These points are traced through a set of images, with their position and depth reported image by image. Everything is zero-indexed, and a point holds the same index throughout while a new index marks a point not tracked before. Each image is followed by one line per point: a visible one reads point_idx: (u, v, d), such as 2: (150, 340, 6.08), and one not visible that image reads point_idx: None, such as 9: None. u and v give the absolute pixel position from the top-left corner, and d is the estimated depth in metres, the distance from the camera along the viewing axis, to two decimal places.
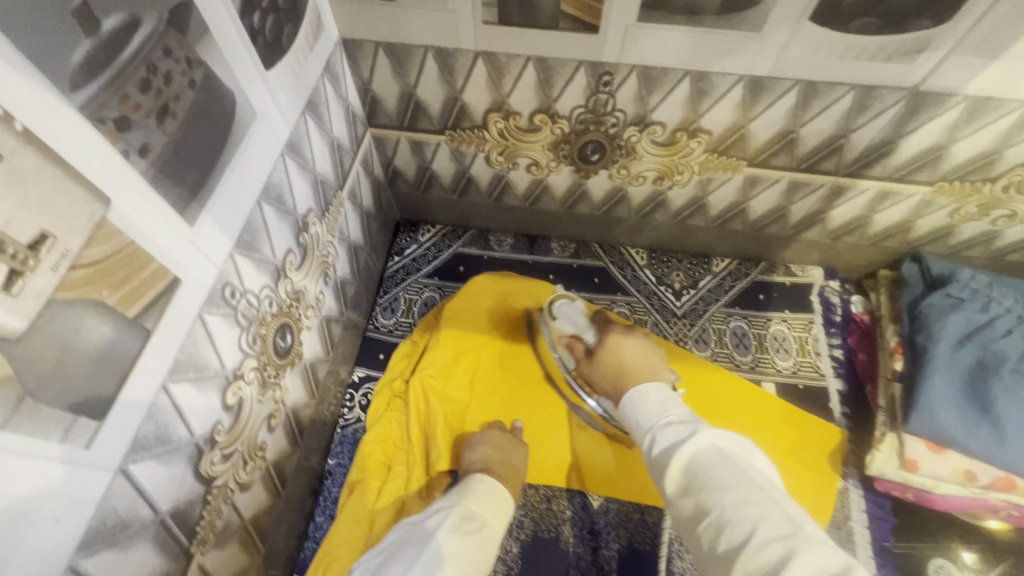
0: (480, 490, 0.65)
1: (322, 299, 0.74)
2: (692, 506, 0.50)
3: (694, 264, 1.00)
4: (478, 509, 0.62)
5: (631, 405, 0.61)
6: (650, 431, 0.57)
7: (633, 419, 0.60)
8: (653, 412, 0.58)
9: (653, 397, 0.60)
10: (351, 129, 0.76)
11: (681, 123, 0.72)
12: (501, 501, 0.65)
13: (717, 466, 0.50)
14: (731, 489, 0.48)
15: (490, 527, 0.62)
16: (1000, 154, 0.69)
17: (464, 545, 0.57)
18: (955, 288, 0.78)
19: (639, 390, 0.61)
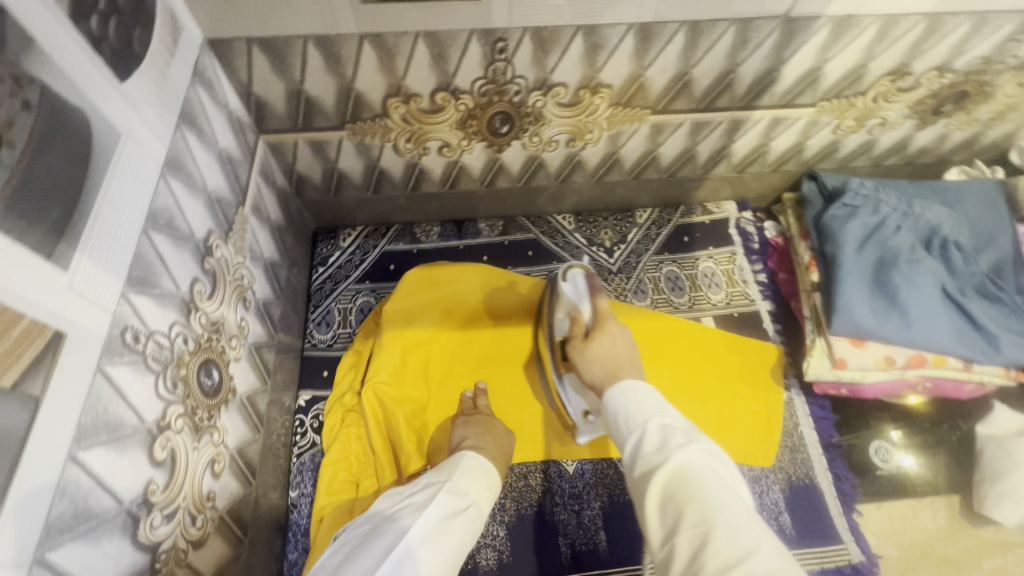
0: (471, 467, 0.64)
1: (245, 325, 0.68)
2: (674, 517, 0.48)
3: (620, 219, 1.03)
4: (468, 486, 0.61)
5: (624, 400, 0.60)
6: (642, 429, 0.56)
7: (624, 415, 0.59)
8: (648, 411, 0.58)
9: (648, 398, 0.59)
10: (240, 139, 0.70)
11: (582, 81, 0.72)
12: (489, 479, 0.64)
13: (708, 482, 0.48)
14: (724, 510, 0.46)
15: (479, 506, 0.61)
16: (867, 68, 0.75)
17: (457, 524, 0.57)
18: (849, 198, 0.86)
19: (634, 385, 0.62)
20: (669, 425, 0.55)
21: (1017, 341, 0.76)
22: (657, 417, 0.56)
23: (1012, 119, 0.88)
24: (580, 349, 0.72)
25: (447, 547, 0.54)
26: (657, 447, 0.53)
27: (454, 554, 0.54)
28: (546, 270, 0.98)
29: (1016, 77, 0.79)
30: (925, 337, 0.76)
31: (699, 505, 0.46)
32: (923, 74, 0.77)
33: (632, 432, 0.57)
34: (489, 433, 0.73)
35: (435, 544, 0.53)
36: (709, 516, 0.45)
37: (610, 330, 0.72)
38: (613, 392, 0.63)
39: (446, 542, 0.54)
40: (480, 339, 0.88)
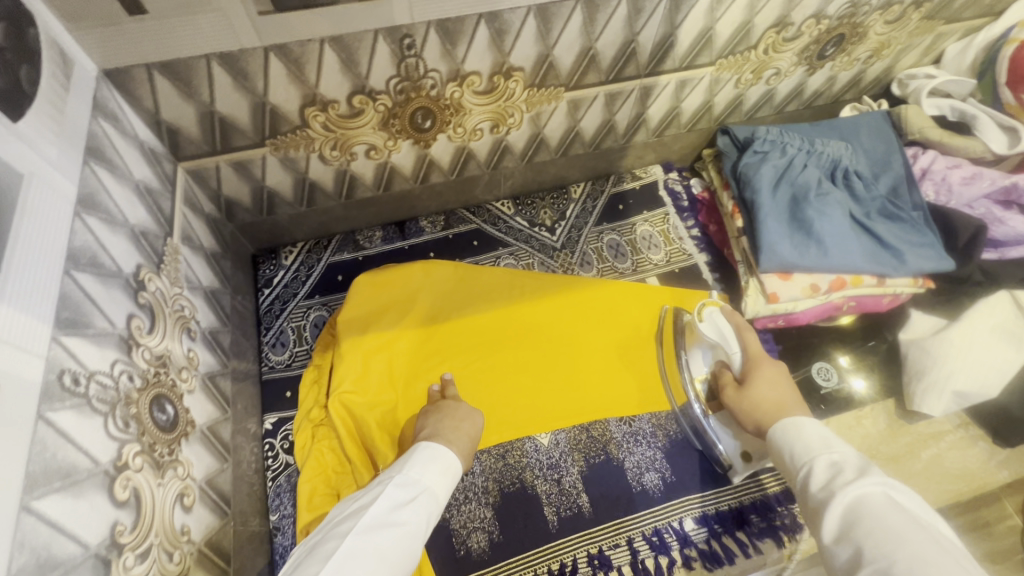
0: (424, 457, 0.65)
1: (194, 356, 0.66)
2: (854, 548, 0.48)
3: (556, 198, 1.06)
4: (419, 474, 0.62)
5: (787, 437, 0.63)
6: (807, 463, 0.58)
7: (791, 452, 0.61)
8: (813, 448, 0.59)
9: (807, 434, 0.61)
10: (157, 169, 0.68)
11: (494, 68, 0.75)
12: (444, 466, 0.65)
13: (887, 516, 0.48)
14: (908, 543, 0.45)
15: (432, 495, 0.62)
16: (752, 23, 0.81)
17: (404, 514, 0.58)
18: (758, 144, 0.93)
19: (801, 421, 0.63)
20: (837, 461, 0.56)
21: (922, 252, 0.84)
22: (824, 453, 0.58)
23: (887, 55, 0.98)
24: (733, 395, 0.75)
25: (391, 538, 0.55)
26: (827, 482, 0.55)
27: (404, 544, 0.55)
28: (494, 257, 1.01)
29: (882, 16, 0.88)
30: (840, 260, 0.82)
31: (879, 537, 0.47)
32: (803, 23, 0.84)
33: (801, 467, 0.59)
34: (454, 423, 0.74)
35: (379, 535, 0.55)
36: (890, 550, 0.45)
37: (764, 373, 0.73)
38: (777, 428, 0.65)
39: (392, 532, 0.55)
40: (459, 333, 0.92)
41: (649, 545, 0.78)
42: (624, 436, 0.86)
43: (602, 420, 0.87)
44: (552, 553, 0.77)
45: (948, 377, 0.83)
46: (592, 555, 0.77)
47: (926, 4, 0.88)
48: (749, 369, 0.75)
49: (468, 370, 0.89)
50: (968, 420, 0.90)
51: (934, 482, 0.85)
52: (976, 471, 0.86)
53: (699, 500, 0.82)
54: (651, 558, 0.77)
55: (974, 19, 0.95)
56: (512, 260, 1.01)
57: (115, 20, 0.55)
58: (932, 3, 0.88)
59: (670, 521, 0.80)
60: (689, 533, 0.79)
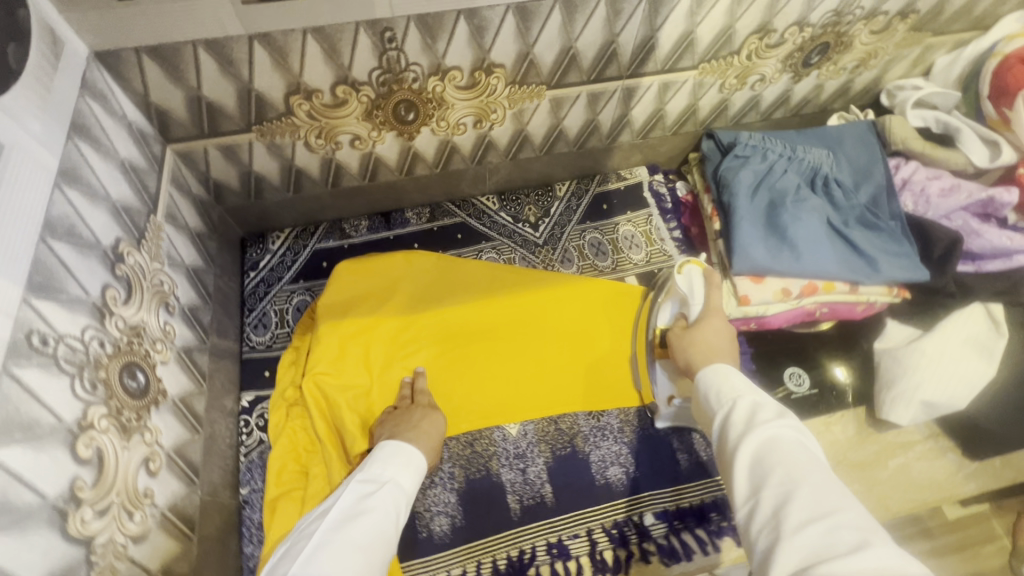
0: (385, 453, 0.69)
1: (171, 329, 0.69)
2: (761, 478, 0.50)
3: (541, 195, 1.08)
4: (380, 470, 0.66)
5: (714, 377, 0.63)
6: (730, 402, 0.59)
7: (715, 390, 0.62)
8: (738, 389, 0.60)
9: (732, 378, 0.62)
10: (144, 150, 0.71)
11: (475, 63, 0.77)
12: (407, 458, 0.69)
13: (793, 452, 0.51)
14: (810, 474, 0.49)
15: (397, 483, 0.65)
16: (734, 28, 0.82)
17: (370, 503, 0.61)
18: (740, 149, 0.94)
19: (728, 368, 0.64)
20: (757, 401, 0.58)
21: (896, 261, 0.85)
22: (748, 394, 0.59)
23: (874, 65, 0.98)
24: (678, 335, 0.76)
25: (362, 524, 0.57)
26: (746, 418, 0.56)
27: (375, 527, 0.57)
28: (476, 251, 1.03)
29: (867, 26, 0.88)
30: (812, 266, 0.83)
31: (788, 468, 0.49)
32: (786, 30, 0.85)
33: (721, 408, 0.60)
34: (408, 425, 0.78)
35: (350, 524, 0.57)
36: (797, 478, 0.48)
37: (713, 325, 0.74)
38: (706, 370, 0.65)
39: (363, 518, 0.58)
40: (436, 323, 0.94)
41: (608, 537, 0.79)
42: (592, 430, 0.87)
43: (570, 414, 0.88)
44: (512, 540, 0.79)
45: (913, 386, 0.83)
46: (551, 544, 0.79)
47: (913, 16, 0.89)
48: (701, 319, 0.76)
49: (442, 358, 0.91)
50: (938, 431, 0.90)
51: (898, 490, 0.85)
52: (942, 482, 0.86)
53: (661, 496, 0.83)
54: (610, 550, 0.79)
55: (962, 32, 0.95)
56: (493, 254, 1.03)
57: (104, 4, 0.58)
58: (919, 14, 0.89)
59: (631, 515, 0.81)
60: (649, 527, 0.80)
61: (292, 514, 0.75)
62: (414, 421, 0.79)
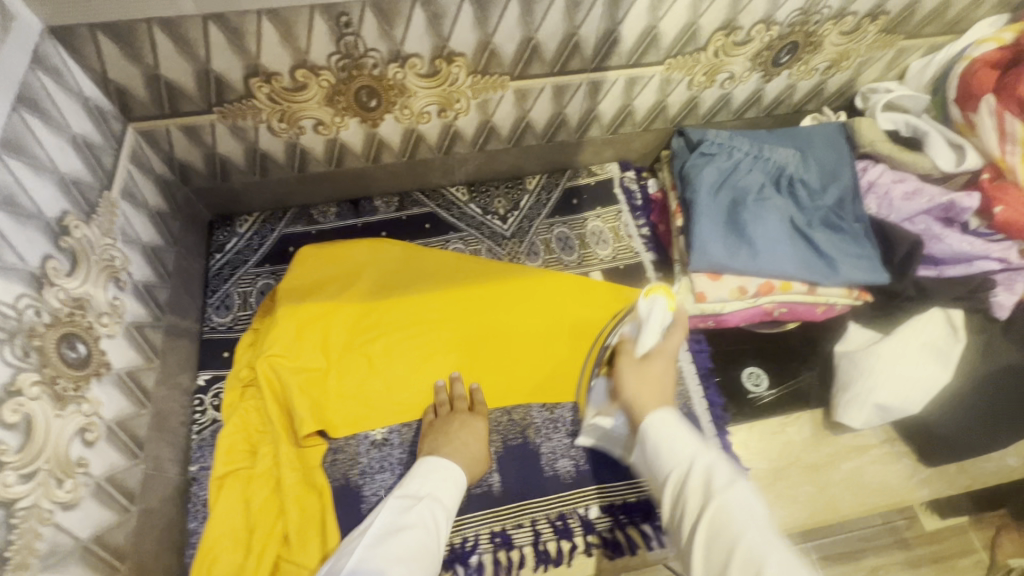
0: (423, 469, 0.74)
1: (120, 305, 0.70)
2: (721, 555, 0.49)
3: (510, 187, 1.08)
4: (418, 486, 0.71)
5: (661, 429, 0.59)
6: (686, 463, 0.56)
7: (666, 445, 0.58)
8: (691, 448, 0.57)
9: (683, 434, 0.59)
10: (102, 127, 0.72)
11: (435, 51, 0.77)
12: (445, 474, 0.74)
13: (749, 525, 0.49)
14: (772, 550, 0.47)
15: (436, 499, 0.70)
16: (698, 24, 0.82)
17: (409, 517, 0.66)
18: (706, 146, 0.94)
19: (676, 421, 0.60)
20: (712, 463, 0.55)
21: (856, 263, 0.84)
22: (701, 455, 0.56)
23: (847, 67, 0.98)
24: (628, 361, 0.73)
25: (401, 537, 0.63)
26: (701, 486, 0.53)
27: (415, 541, 0.63)
28: (443, 241, 1.03)
29: (836, 26, 0.88)
30: (770, 265, 0.83)
31: (746, 544, 0.48)
32: (752, 28, 0.85)
33: (674, 468, 0.56)
34: (445, 437, 0.80)
35: (390, 540, 0.63)
36: (758, 558, 0.47)
37: (664, 367, 0.71)
38: (653, 418, 0.61)
39: (402, 533, 0.64)
40: (397, 311, 0.94)
41: (553, 529, 0.80)
42: (545, 423, 0.88)
43: (524, 406, 0.89)
44: (456, 527, 0.79)
45: (871, 389, 0.83)
46: (495, 532, 0.79)
47: (883, 17, 0.88)
48: (654, 356, 0.72)
49: (402, 346, 0.92)
50: (894, 436, 0.89)
51: (849, 493, 0.85)
52: (894, 487, 0.86)
53: (608, 490, 0.83)
54: (553, 541, 0.79)
55: (935, 35, 0.94)
56: (460, 245, 1.03)
57: None
58: (888, 16, 0.88)
59: (576, 507, 0.81)
60: (593, 520, 0.81)
61: (238, 492, 0.76)
62: (451, 434, 0.80)
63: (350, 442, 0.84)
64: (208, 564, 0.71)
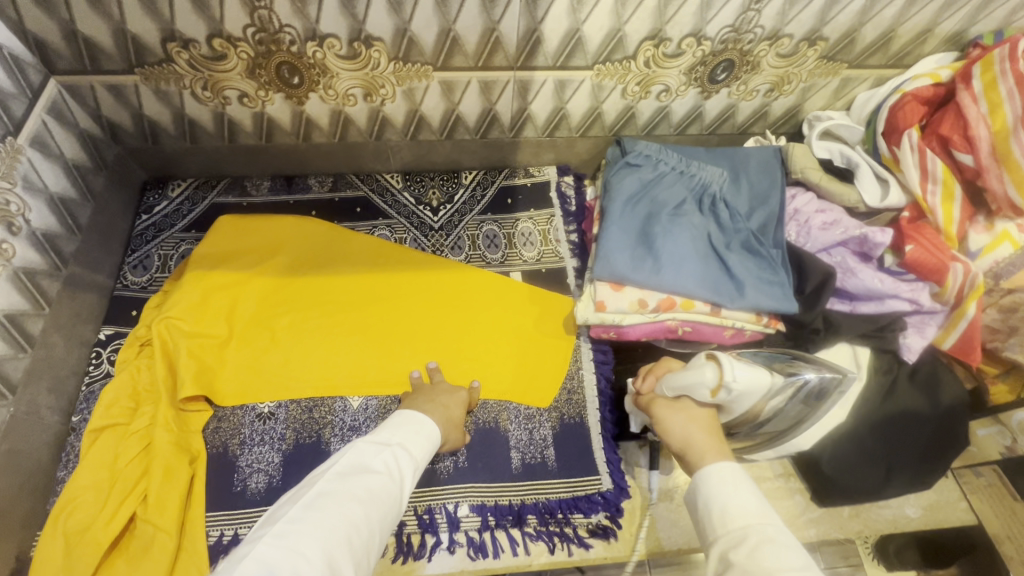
0: (398, 420, 0.71)
1: (8, 248, 0.72)
2: None
3: (446, 180, 1.08)
4: (390, 433, 0.68)
5: (717, 485, 0.58)
6: (743, 532, 0.53)
7: (719, 508, 0.56)
8: (749, 518, 0.54)
9: (744, 501, 0.56)
10: (16, 76, 0.74)
11: (352, 34, 0.78)
12: (418, 426, 0.70)
13: None
14: None
15: (403, 447, 0.66)
16: (624, 31, 0.82)
17: (374, 461, 0.63)
18: (633, 157, 0.93)
19: (736, 480, 0.58)
20: (770, 538, 0.51)
21: (764, 288, 0.82)
22: (758, 524, 0.53)
23: (790, 91, 0.96)
24: (670, 405, 0.69)
25: (364, 480, 0.60)
26: (748, 554, 0.51)
27: (377, 485, 0.60)
28: (371, 226, 1.03)
29: (771, 48, 0.86)
30: (672, 280, 0.81)
31: None
32: (681, 41, 0.84)
33: (724, 533, 0.54)
34: (429, 398, 0.79)
35: (352, 480, 0.59)
36: None
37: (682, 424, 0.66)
38: (707, 472, 0.59)
39: (364, 476, 0.60)
40: (310, 287, 0.95)
41: (418, 523, 0.78)
42: None
43: None
44: None
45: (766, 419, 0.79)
46: None
47: (821, 43, 0.86)
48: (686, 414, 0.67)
49: (309, 322, 0.92)
50: (791, 471, 0.86)
51: None
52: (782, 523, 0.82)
53: (481, 489, 0.81)
54: (417, 535, 0.77)
55: (881, 67, 0.92)
56: (386, 232, 1.02)
57: None
58: (825, 43, 0.86)
59: (444, 503, 0.79)
60: (461, 518, 0.79)
61: (110, 447, 0.77)
62: (436, 396, 0.80)
63: (235, 411, 0.84)
64: (66, 513, 0.72)
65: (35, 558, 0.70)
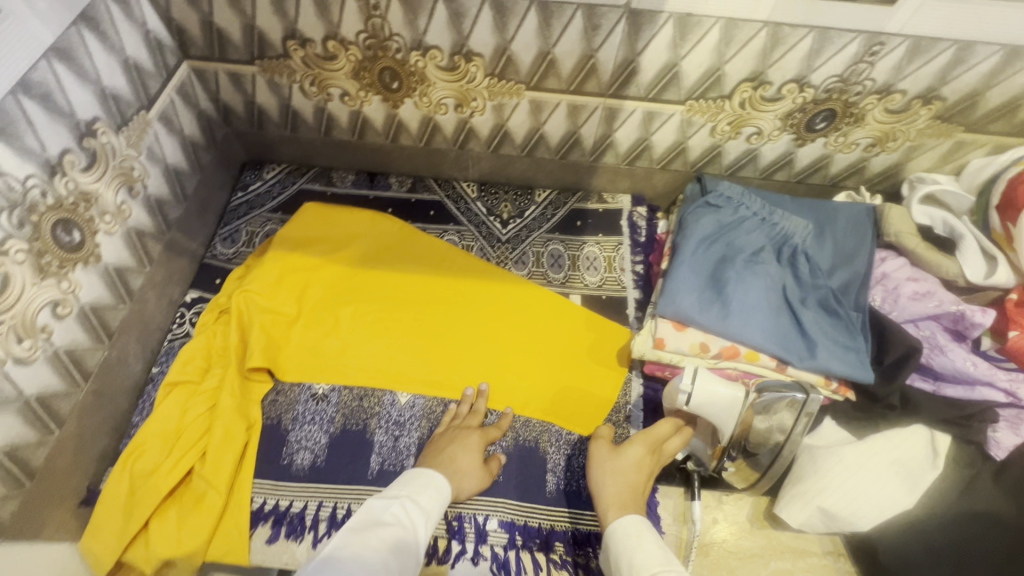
0: (408, 476, 0.72)
1: (126, 209, 0.80)
2: None
3: (520, 196, 1.09)
4: (400, 487, 0.70)
5: (625, 538, 0.64)
6: None
7: (626, 562, 0.62)
8: (651, 563, 0.60)
9: (644, 548, 0.62)
10: (156, 56, 0.82)
11: (454, 47, 0.81)
12: (426, 479, 0.71)
13: None
14: None
15: (413, 500, 0.68)
16: (723, 70, 0.80)
17: (386, 517, 0.64)
18: (714, 196, 0.91)
19: (645, 533, 0.64)
20: None
21: (837, 352, 0.77)
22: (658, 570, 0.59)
23: (893, 148, 0.91)
24: (602, 454, 0.74)
25: (378, 533, 0.61)
26: None
27: (390, 537, 0.61)
28: (441, 230, 1.06)
29: (880, 102, 0.82)
30: (739, 328, 0.78)
31: None
32: (783, 86, 0.81)
33: None
34: (438, 450, 0.78)
35: (365, 533, 0.61)
36: None
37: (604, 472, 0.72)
38: (619, 526, 0.66)
39: (377, 530, 0.62)
40: (377, 280, 0.99)
41: (447, 527, 0.78)
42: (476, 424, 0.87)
43: None
44: (356, 494, 0.80)
45: (818, 489, 0.76)
46: None
47: (936, 103, 0.81)
48: (616, 463, 0.73)
49: (372, 313, 0.95)
50: (841, 550, 0.81)
51: None
52: None
53: (512, 506, 0.80)
54: (444, 539, 0.78)
55: (1002, 134, 0.86)
56: (455, 238, 1.05)
57: None
58: (942, 102, 0.81)
59: (476, 513, 0.79)
60: (489, 531, 0.78)
61: (181, 402, 0.83)
62: (444, 446, 0.79)
63: (293, 387, 0.88)
64: (135, 456, 0.79)
65: (104, 490, 0.77)
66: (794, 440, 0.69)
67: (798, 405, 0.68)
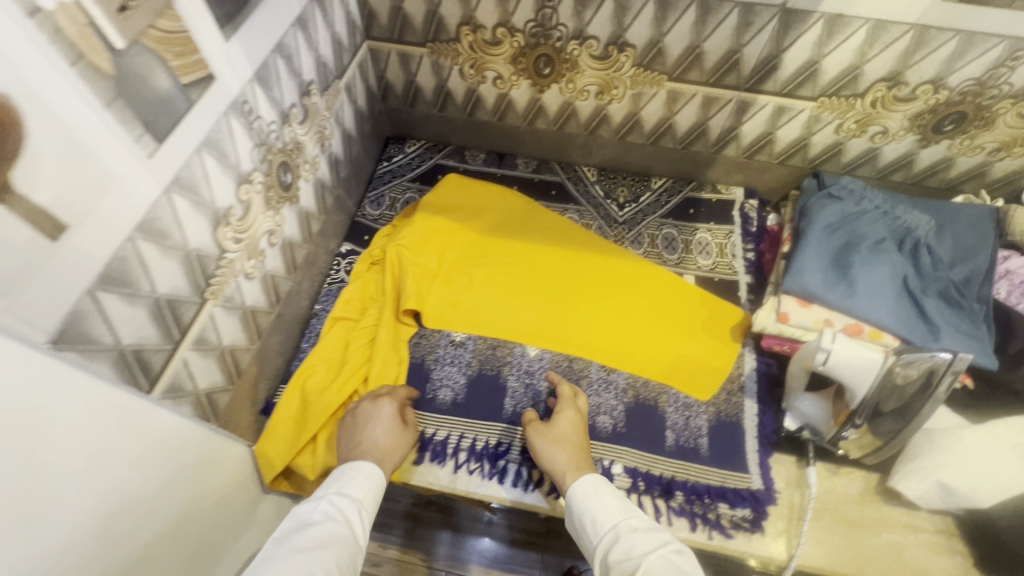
0: (344, 463, 0.72)
1: (317, 162, 0.93)
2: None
3: (636, 182, 1.18)
4: (326, 484, 0.69)
5: (586, 499, 0.69)
6: (611, 532, 0.65)
7: (590, 519, 0.68)
8: (610, 516, 0.67)
9: (602, 503, 0.68)
10: (350, 35, 0.96)
11: (611, 38, 0.91)
12: (352, 472, 0.70)
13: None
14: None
15: (342, 493, 0.67)
16: (862, 69, 0.87)
17: (313, 515, 0.63)
18: (836, 189, 0.97)
19: (602, 488, 0.70)
20: (634, 527, 0.65)
21: (961, 337, 0.81)
22: (620, 520, 0.66)
23: (1019, 154, 0.94)
24: (539, 433, 0.80)
25: (306, 533, 0.61)
26: (625, 554, 0.62)
27: (320, 534, 0.61)
28: (562, 208, 1.15)
29: (1014, 106, 0.87)
30: (864, 307, 0.84)
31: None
32: (918, 86, 0.87)
33: (598, 539, 0.66)
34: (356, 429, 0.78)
35: (296, 536, 0.60)
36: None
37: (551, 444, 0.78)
38: (577, 489, 0.71)
39: (308, 529, 0.61)
40: (504, 247, 1.08)
41: None
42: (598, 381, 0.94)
43: (587, 360, 0.96)
44: (493, 429, 0.89)
45: (936, 466, 0.78)
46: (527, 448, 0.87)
47: None
48: (550, 434, 0.79)
49: (501, 275, 1.05)
50: (954, 531, 0.83)
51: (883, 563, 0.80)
52: None
53: (636, 455, 0.87)
54: None
55: None
56: (576, 216, 1.14)
57: None
58: None
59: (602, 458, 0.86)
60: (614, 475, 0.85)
61: (342, 335, 0.95)
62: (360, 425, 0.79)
63: (434, 333, 0.98)
64: (305, 376, 0.90)
65: (279, 402, 0.89)
66: (934, 400, 0.71)
67: (943, 367, 0.71)
